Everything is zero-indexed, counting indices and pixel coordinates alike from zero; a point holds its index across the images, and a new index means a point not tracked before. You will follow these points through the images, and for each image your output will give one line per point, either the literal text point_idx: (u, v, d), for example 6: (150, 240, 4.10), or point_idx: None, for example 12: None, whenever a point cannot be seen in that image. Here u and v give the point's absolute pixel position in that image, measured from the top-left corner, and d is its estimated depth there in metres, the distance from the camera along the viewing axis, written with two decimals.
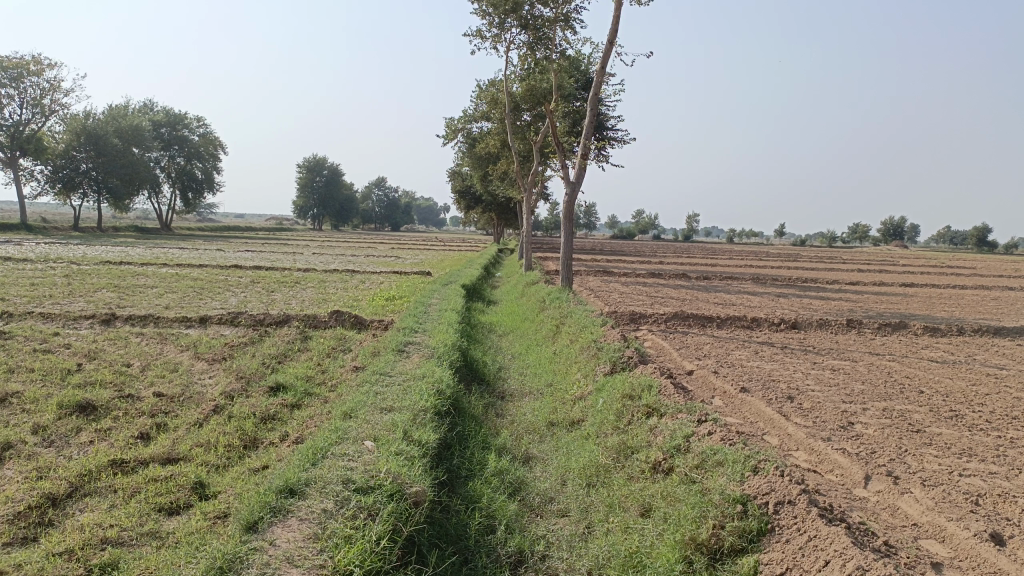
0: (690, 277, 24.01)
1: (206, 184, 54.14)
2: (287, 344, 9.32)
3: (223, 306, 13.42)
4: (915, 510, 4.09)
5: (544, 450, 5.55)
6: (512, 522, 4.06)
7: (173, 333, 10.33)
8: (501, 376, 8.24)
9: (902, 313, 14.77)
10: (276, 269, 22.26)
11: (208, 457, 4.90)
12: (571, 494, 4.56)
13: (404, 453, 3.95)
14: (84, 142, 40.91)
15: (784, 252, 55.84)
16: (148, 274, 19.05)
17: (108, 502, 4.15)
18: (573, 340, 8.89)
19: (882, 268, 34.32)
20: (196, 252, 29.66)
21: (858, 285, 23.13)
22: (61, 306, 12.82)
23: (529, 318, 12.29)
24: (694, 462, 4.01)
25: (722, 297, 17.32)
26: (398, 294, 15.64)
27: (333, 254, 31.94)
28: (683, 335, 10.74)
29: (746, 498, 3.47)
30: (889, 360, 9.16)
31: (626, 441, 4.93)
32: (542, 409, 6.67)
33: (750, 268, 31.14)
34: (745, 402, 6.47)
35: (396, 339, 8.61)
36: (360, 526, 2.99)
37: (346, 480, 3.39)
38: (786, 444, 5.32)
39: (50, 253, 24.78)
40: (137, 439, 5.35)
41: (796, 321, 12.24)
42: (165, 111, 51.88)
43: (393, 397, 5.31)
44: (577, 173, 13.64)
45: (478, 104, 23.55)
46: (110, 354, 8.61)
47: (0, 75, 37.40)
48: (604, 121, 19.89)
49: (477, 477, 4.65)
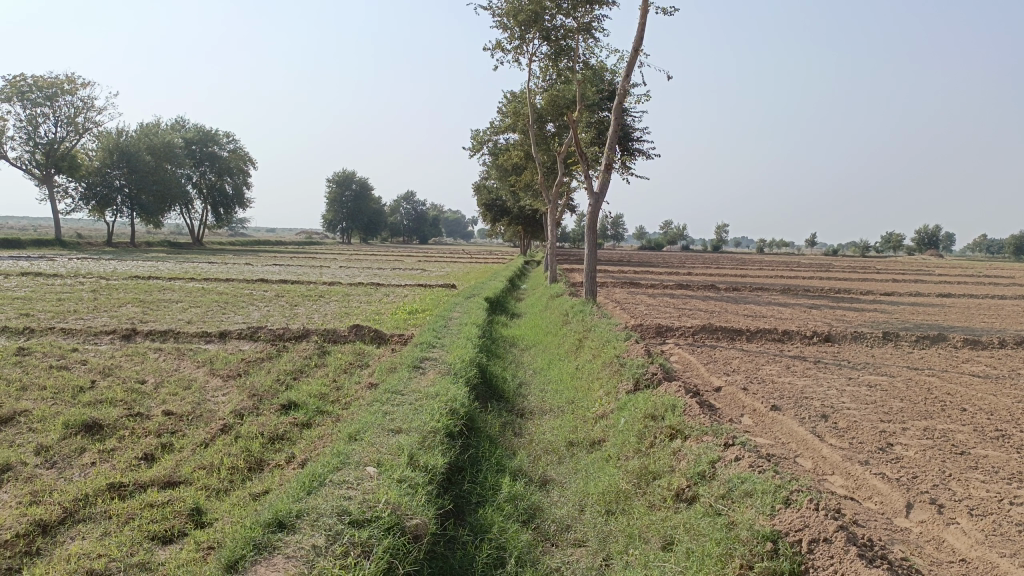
0: (719, 288, 23.56)
1: (237, 200, 54.72)
2: (303, 360, 9.15)
3: (245, 320, 13.32)
4: (964, 544, 3.75)
5: (562, 472, 5.28)
6: (524, 554, 3.79)
7: (191, 348, 10.21)
8: (520, 393, 7.97)
9: (940, 325, 14.26)
10: (301, 282, 22.24)
11: (209, 481, 4.69)
12: (589, 522, 4.28)
13: (407, 480, 3.70)
14: (117, 159, 41.53)
15: (817, 263, 54.99)
16: (174, 289, 19.08)
17: (101, 529, 3.96)
18: (596, 354, 8.62)
19: (918, 278, 33.52)
20: (224, 266, 29.76)
21: (893, 296, 22.52)
22: (84, 321, 12.81)
23: (552, 331, 12.02)
24: (720, 491, 3.71)
25: (752, 308, 16.89)
26: (421, 308, 15.43)
27: (359, 268, 31.91)
28: (712, 348, 10.39)
29: (776, 535, 3.16)
30: (929, 376, 8.75)
31: (648, 466, 4.63)
32: (562, 428, 6.40)
33: (782, 279, 30.55)
34: (775, 421, 6.15)
35: (413, 354, 8.40)
36: (350, 568, 2.74)
37: (341, 513, 3.15)
38: (820, 468, 5.00)
39: (80, 268, 25.03)
40: (140, 461, 5.17)
41: (829, 334, 11.83)
42: (197, 128, 52.57)
43: (402, 417, 5.07)
44: (601, 184, 13.38)
45: (502, 116, 23.41)
46: (125, 371, 8.48)
47: (36, 94, 38.23)
48: (630, 131, 19.63)
49: (489, 503, 4.39)
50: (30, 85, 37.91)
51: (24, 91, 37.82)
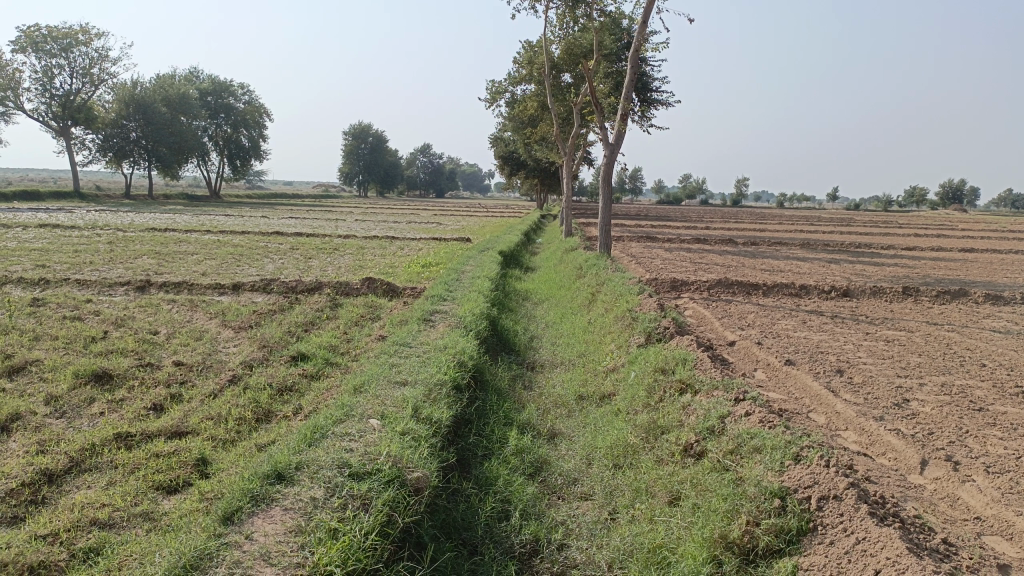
0: (737, 243, 23.29)
1: (253, 152, 54.51)
2: (315, 312, 9.10)
3: (259, 272, 13.30)
4: (979, 502, 3.67)
5: (571, 425, 5.22)
6: (529, 507, 3.74)
7: (204, 299, 10.21)
8: (531, 346, 7.91)
9: (961, 280, 13.99)
10: (316, 235, 22.17)
11: (216, 431, 4.68)
12: (596, 475, 4.23)
13: (411, 432, 3.65)
14: (133, 111, 41.35)
15: (838, 217, 54.23)
16: (189, 241, 19.07)
17: (107, 479, 3.97)
18: (609, 308, 8.52)
19: (941, 233, 32.93)
20: (240, 218, 29.74)
21: (914, 251, 22.14)
22: (99, 272, 12.84)
23: (565, 285, 11.91)
24: (728, 447, 3.62)
25: (768, 263, 16.65)
26: (435, 261, 15.34)
27: (375, 221, 31.82)
28: (726, 303, 10.26)
29: (785, 492, 3.08)
30: (948, 331, 8.57)
31: (657, 420, 4.56)
32: (573, 382, 6.34)
33: (801, 233, 30.16)
34: (789, 376, 6.06)
35: (423, 307, 8.33)
36: (348, 520, 2.69)
37: (341, 465, 3.10)
38: (833, 424, 4.92)
39: (98, 221, 25.07)
40: (149, 411, 5.18)
41: (848, 289, 11.63)
42: (211, 80, 52.16)
43: (408, 370, 5.02)
44: (617, 135, 13.12)
45: (518, 66, 22.98)
46: (138, 322, 8.49)
47: (51, 45, 37.98)
48: (648, 81, 19.19)
49: (495, 456, 4.35)
50: (44, 36, 37.64)
51: (38, 42, 37.56)
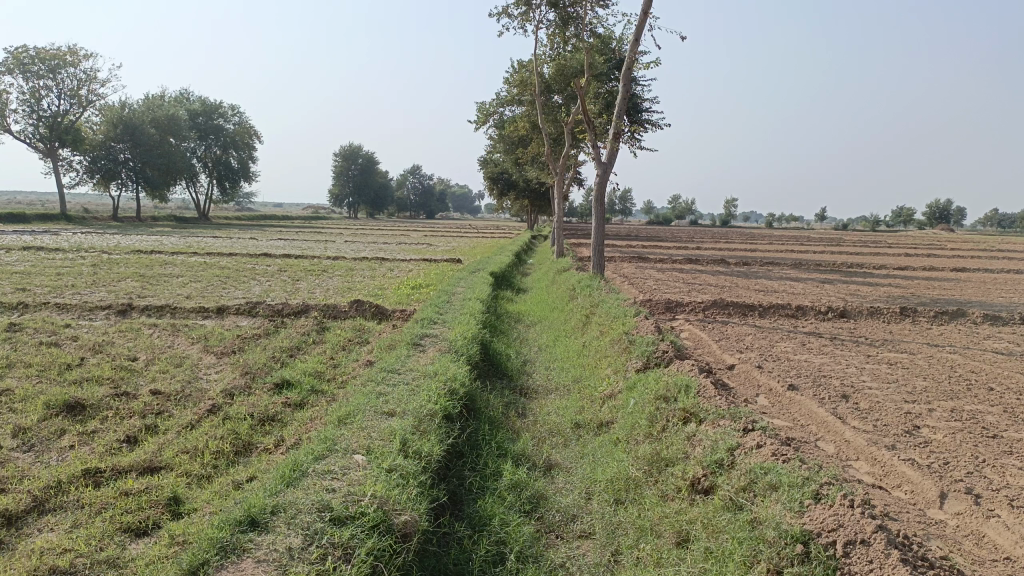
0: (729, 263, 23.16)
1: (242, 173, 54.26)
2: (301, 336, 8.84)
3: (245, 295, 13.00)
4: (1007, 540, 3.43)
5: (567, 456, 4.97)
6: (526, 549, 3.48)
7: (187, 323, 9.92)
8: (524, 371, 7.66)
9: (958, 300, 13.86)
10: (304, 257, 21.87)
11: (191, 466, 4.40)
12: (597, 511, 3.98)
13: (399, 470, 3.39)
14: (121, 133, 41.08)
15: (828, 237, 54.40)
16: (176, 263, 18.77)
17: (71, 520, 3.69)
18: (604, 331, 8.30)
19: (932, 252, 32.98)
20: (228, 240, 29.43)
21: (907, 270, 22.08)
22: (80, 296, 12.52)
23: (558, 307, 11.69)
24: (740, 484, 3.37)
25: (763, 284, 16.49)
26: (425, 283, 15.11)
27: (365, 242, 31.58)
28: (723, 324, 10.06)
29: (806, 535, 2.83)
30: (951, 353, 8.38)
31: (660, 452, 4.31)
32: (568, 408, 6.09)
33: (792, 254, 30.11)
34: (793, 401, 5.84)
35: (413, 330, 8.07)
36: (327, 573, 2.44)
37: (321, 508, 2.84)
38: (843, 453, 4.69)
39: (83, 242, 24.76)
40: (122, 444, 4.89)
41: (845, 309, 11.45)
42: (201, 102, 52.01)
43: (396, 399, 4.76)
44: (610, 155, 12.97)
45: (508, 87, 22.90)
46: (116, 347, 8.19)
47: (38, 67, 37.75)
48: (638, 102, 19.14)
49: (488, 492, 4.08)
50: (32, 58, 37.41)
51: (25, 64, 37.32)
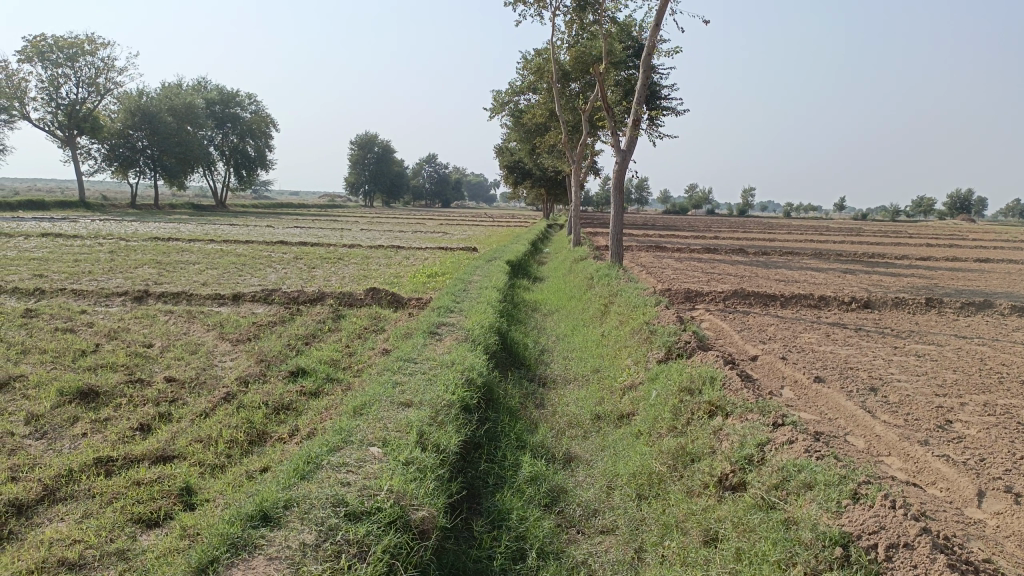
0: (748, 252, 22.88)
1: (259, 161, 54.31)
2: (316, 324, 8.75)
3: (260, 283, 12.94)
4: None
5: (588, 449, 4.84)
6: (547, 546, 3.36)
7: (203, 310, 9.87)
8: (542, 361, 7.53)
9: (984, 291, 13.57)
10: (320, 245, 21.81)
11: (204, 456, 4.32)
12: (619, 507, 3.85)
13: (416, 463, 3.28)
14: (138, 121, 41.17)
15: (847, 226, 53.75)
16: (192, 251, 18.74)
17: (82, 510, 3.60)
18: (624, 320, 8.14)
19: (954, 242, 32.49)
20: (245, 228, 29.44)
21: (930, 261, 21.71)
22: (97, 282, 12.51)
23: (575, 296, 11.54)
24: (772, 482, 3.23)
25: (783, 273, 16.24)
26: (441, 271, 14.98)
27: (380, 230, 31.52)
28: (744, 315, 9.88)
29: (845, 538, 2.70)
30: (980, 345, 8.16)
31: (685, 446, 4.17)
32: (588, 399, 5.96)
33: (812, 243, 29.74)
34: (819, 394, 5.68)
35: (430, 319, 7.96)
36: (341, 572, 2.33)
37: (337, 504, 2.72)
38: (874, 448, 4.53)
39: (102, 229, 24.93)
40: (135, 432, 4.82)
41: (868, 300, 11.23)
42: (218, 90, 52.07)
43: (413, 388, 4.65)
44: (629, 142, 12.78)
45: (525, 74, 22.67)
46: (131, 334, 8.14)
47: (57, 54, 37.86)
48: (657, 89, 18.88)
49: (507, 486, 3.97)
50: (50, 45, 37.54)
51: (44, 51, 37.46)
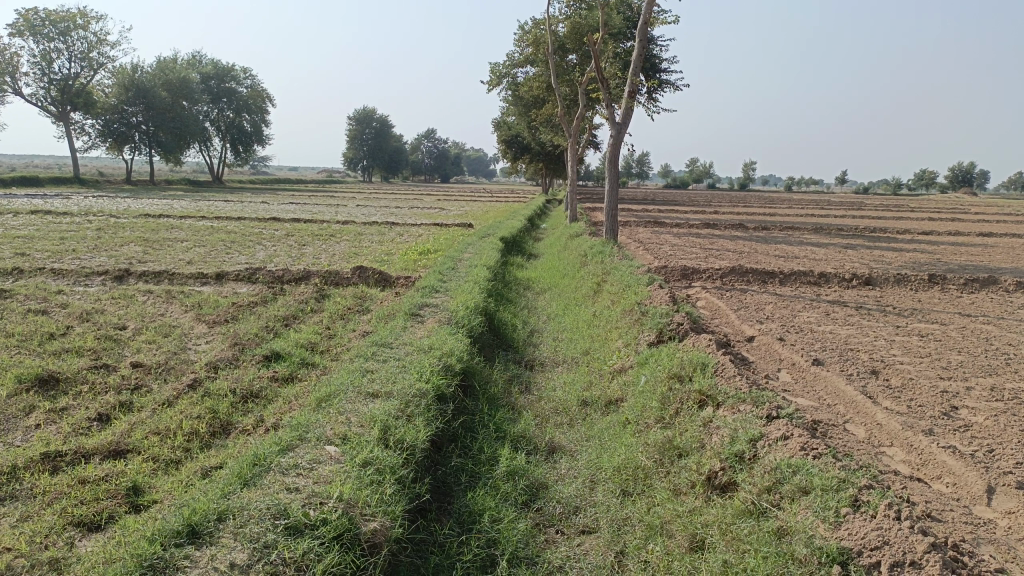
0: (748, 227, 22.52)
1: (255, 137, 53.68)
2: (298, 304, 8.43)
3: (248, 261, 12.60)
4: None
5: (572, 439, 4.56)
6: (520, 551, 3.08)
7: (183, 290, 9.55)
8: (530, 343, 7.23)
9: (988, 266, 13.25)
10: (314, 221, 21.44)
11: (160, 450, 4.04)
12: (601, 504, 3.57)
13: (374, 464, 3.00)
14: (133, 96, 40.58)
15: (850, 202, 53.30)
16: (181, 227, 18.40)
17: (19, 513, 3.32)
18: (616, 300, 7.85)
19: (955, 216, 32.14)
20: (240, 204, 29.01)
21: (931, 235, 21.40)
22: (79, 261, 12.17)
23: (569, 274, 11.22)
24: (765, 484, 2.95)
25: (783, 249, 15.92)
26: (435, 248, 14.63)
27: (376, 206, 31.15)
28: (741, 292, 9.59)
29: (843, 553, 2.43)
30: (984, 324, 7.86)
31: (672, 439, 3.89)
32: (575, 384, 5.67)
33: (812, 218, 29.37)
34: (818, 379, 5.40)
35: (414, 299, 7.65)
36: None
37: (276, 515, 2.45)
38: (875, 438, 4.27)
39: (93, 206, 24.53)
40: (93, 423, 4.54)
41: (870, 277, 10.92)
42: (213, 64, 51.27)
43: (384, 377, 4.37)
44: (625, 114, 12.38)
45: (521, 46, 22.16)
46: (105, 316, 7.82)
47: (49, 28, 37.18)
48: (656, 60, 18.42)
49: (481, 483, 3.69)
50: (42, 19, 36.87)
51: (35, 25, 36.79)
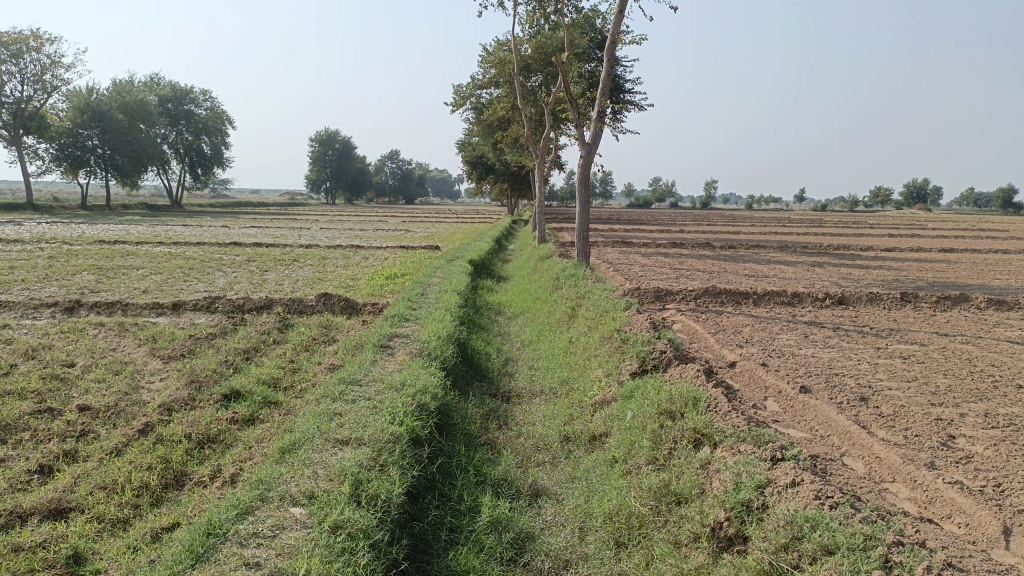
0: (715, 246, 22.54)
1: (215, 159, 52.81)
2: (260, 336, 8.02)
3: (207, 289, 12.15)
4: None
5: (556, 480, 4.27)
6: None
7: (137, 322, 9.08)
8: (505, 372, 6.92)
9: (956, 283, 13.30)
10: (276, 246, 20.94)
11: (106, 508, 3.66)
12: (593, 557, 3.28)
13: (346, 528, 2.69)
14: (88, 119, 39.64)
15: (812, 219, 54.08)
16: (138, 254, 17.78)
17: None
18: (592, 326, 7.61)
19: (914, 232, 32.62)
20: (200, 228, 28.31)
21: (894, 252, 21.62)
22: (28, 292, 11.59)
23: (541, 298, 10.96)
24: (781, 541, 2.71)
25: (752, 267, 15.89)
26: (401, 273, 14.27)
27: (340, 228, 30.68)
28: (717, 314, 9.42)
29: None
30: (964, 344, 7.77)
31: (668, 483, 3.62)
32: (555, 418, 5.38)
33: (776, 236, 29.62)
34: (808, 407, 5.18)
35: (383, 329, 7.30)
36: None
37: None
38: (876, 473, 4.05)
39: (46, 232, 23.70)
40: (32, 476, 4.12)
41: (843, 296, 10.84)
42: (171, 86, 50.44)
43: (354, 421, 4.04)
44: (594, 135, 12.20)
45: (485, 67, 22.02)
46: (52, 352, 7.34)
47: (0, 51, 36.18)
48: (621, 81, 18.38)
49: (462, 539, 3.38)
50: None
51: None
